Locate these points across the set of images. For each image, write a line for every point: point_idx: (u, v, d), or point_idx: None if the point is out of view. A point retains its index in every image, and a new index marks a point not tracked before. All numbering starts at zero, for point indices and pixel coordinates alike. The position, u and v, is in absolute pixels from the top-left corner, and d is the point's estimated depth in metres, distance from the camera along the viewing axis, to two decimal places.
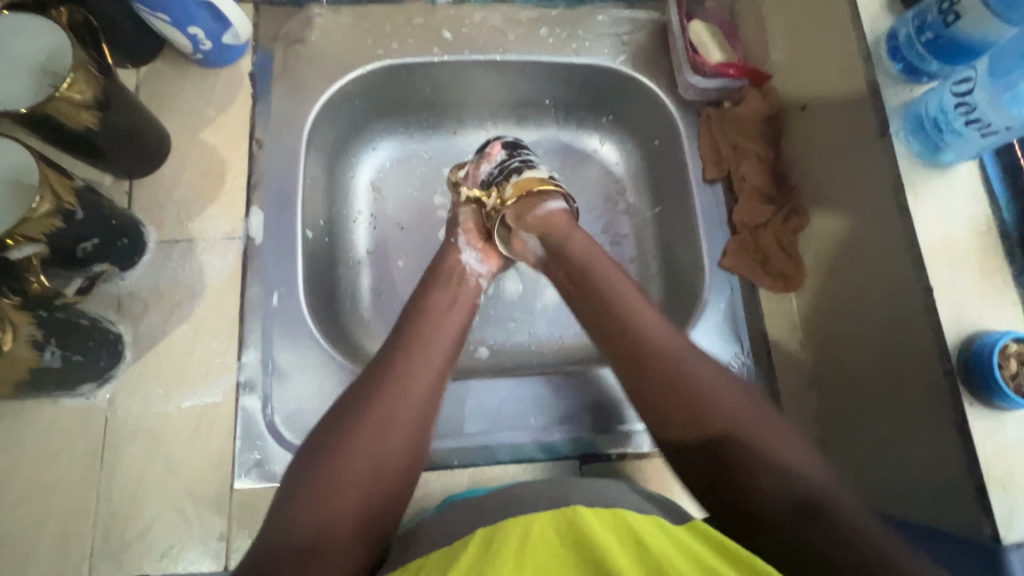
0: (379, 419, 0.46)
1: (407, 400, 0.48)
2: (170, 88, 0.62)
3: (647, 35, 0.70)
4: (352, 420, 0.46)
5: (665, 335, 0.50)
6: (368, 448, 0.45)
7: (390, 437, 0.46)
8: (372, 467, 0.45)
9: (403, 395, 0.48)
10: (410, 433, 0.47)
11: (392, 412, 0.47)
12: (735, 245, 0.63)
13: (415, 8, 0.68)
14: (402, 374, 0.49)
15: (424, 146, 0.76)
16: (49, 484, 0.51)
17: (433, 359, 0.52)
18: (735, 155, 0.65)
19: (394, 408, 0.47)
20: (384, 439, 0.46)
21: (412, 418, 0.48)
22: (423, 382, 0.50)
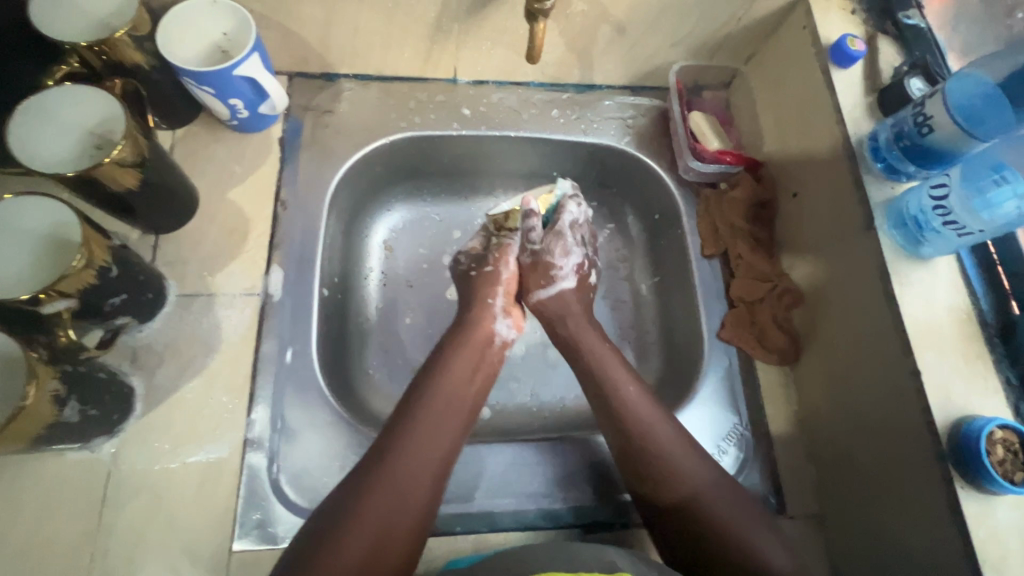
0: (399, 471, 0.49)
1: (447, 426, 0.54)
2: (203, 150, 0.65)
3: (649, 120, 0.76)
4: (376, 471, 0.49)
5: (657, 415, 0.57)
6: (390, 499, 0.48)
7: (408, 490, 0.48)
8: (389, 519, 0.47)
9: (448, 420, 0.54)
10: (427, 487, 0.50)
11: (410, 465, 0.50)
12: (732, 318, 0.66)
13: (437, 86, 0.73)
14: (423, 428, 0.52)
15: (437, 209, 0.80)
16: (43, 540, 0.50)
17: (458, 402, 0.56)
18: (731, 234, 0.69)
19: (413, 462, 0.50)
20: (402, 494, 0.48)
21: (429, 472, 0.50)
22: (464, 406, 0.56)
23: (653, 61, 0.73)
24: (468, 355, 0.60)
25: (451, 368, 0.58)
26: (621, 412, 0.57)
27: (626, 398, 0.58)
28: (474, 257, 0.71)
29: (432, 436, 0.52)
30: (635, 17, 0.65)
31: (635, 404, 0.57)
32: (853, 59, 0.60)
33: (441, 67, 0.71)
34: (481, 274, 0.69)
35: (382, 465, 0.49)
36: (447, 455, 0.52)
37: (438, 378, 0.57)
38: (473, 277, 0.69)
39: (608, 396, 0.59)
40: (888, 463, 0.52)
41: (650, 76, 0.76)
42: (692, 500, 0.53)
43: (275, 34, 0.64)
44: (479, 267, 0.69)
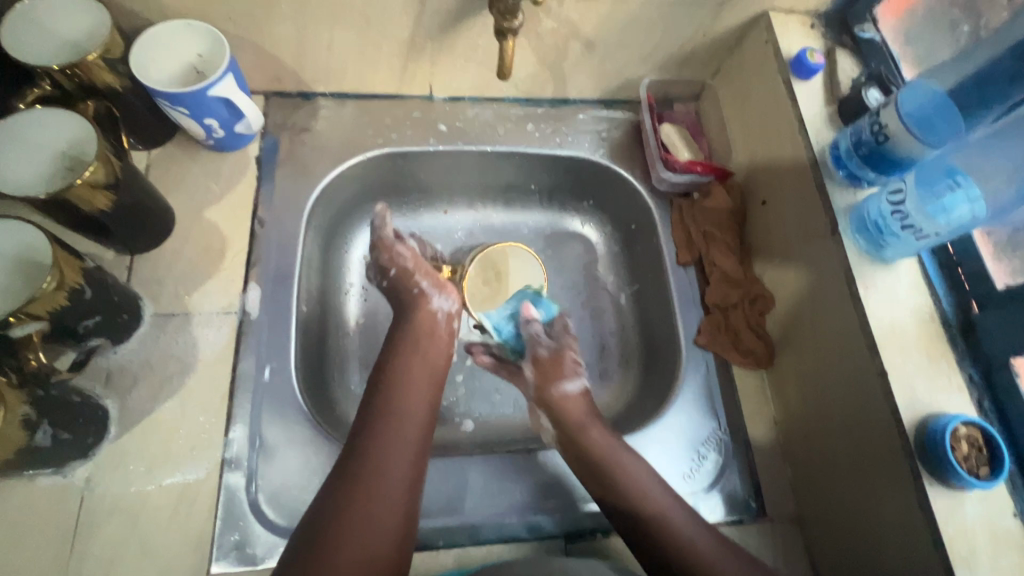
0: (376, 478, 0.50)
1: (410, 428, 0.55)
2: (179, 169, 0.66)
3: (623, 132, 0.78)
4: (352, 482, 0.49)
5: (611, 445, 0.57)
6: (361, 533, 0.47)
7: (386, 494, 0.50)
8: (364, 548, 0.46)
9: (407, 419, 0.55)
10: (403, 488, 0.51)
11: (373, 495, 0.49)
12: (708, 324, 0.67)
13: (413, 103, 0.74)
14: (387, 439, 0.53)
15: (416, 223, 0.80)
16: (13, 570, 0.48)
17: (419, 400, 0.57)
18: (705, 242, 0.71)
19: (385, 467, 0.51)
20: (380, 499, 0.49)
21: (398, 490, 0.50)
22: (422, 404, 0.57)
23: (623, 76, 0.75)
24: (418, 362, 0.60)
25: (408, 391, 0.57)
26: (597, 454, 0.57)
27: (593, 436, 0.58)
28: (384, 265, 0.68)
29: (393, 459, 0.52)
30: (604, 34, 0.67)
31: (598, 438, 0.58)
32: (812, 71, 0.62)
33: (416, 85, 0.72)
34: (391, 279, 0.67)
35: (345, 496, 0.49)
36: (411, 478, 0.52)
37: (394, 400, 0.56)
38: (387, 287, 0.68)
39: (586, 455, 0.57)
40: (860, 463, 0.53)
41: (622, 90, 0.78)
42: (655, 519, 0.52)
43: (251, 54, 0.65)
44: (395, 271, 0.67)
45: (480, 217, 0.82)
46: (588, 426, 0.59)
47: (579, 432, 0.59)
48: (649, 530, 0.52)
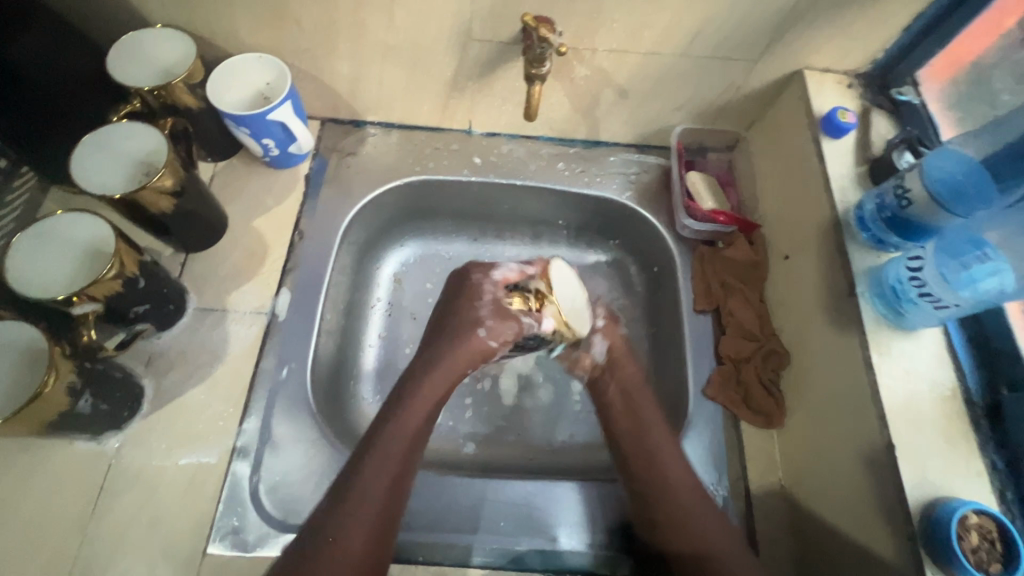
0: (360, 489, 0.52)
1: (400, 440, 0.56)
2: (238, 181, 0.73)
3: (652, 177, 0.80)
4: (339, 487, 0.52)
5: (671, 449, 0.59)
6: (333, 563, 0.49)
7: (365, 502, 0.52)
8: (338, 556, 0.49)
9: (403, 429, 0.57)
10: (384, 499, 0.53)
11: (353, 518, 0.51)
12: (718, 375, 0.66)
13: (453, 136, 0.80)
14: (375, 452, 0.54)
15: (446, 247, 0.85)
16: (44, 520, 0.54)
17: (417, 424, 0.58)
18: (724, 292, 0.70)
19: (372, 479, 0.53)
20: (360, 507, 0.52)
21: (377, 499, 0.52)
22: (420, 418, 0.58)
23: (656, 123, 0.77)
24: (429, 381, 0.60)
25: (411, 405, 0.58)
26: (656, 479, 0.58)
27: (663, 462, 0.58)
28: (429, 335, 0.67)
29: (370, 489, 0.53)
30: (637, 83, 0.70)
31: (671, 468, 0.58)
32: (844, 130, 0.62)
33: (457, 119, 0.78)
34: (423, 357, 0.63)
35: (329, 505, 0.52)
36: (386, 506, 0.53)
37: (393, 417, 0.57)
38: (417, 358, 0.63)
39: (642, 445, 0.60)
40: (863, 542, 0.50)
41: (655, 136, 0.80)
42: (681, 525, 0.55)
43: (310, 85, 0.72)
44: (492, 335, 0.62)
45: (508, 245, 0.86)
46: (651, 426, 0.61)
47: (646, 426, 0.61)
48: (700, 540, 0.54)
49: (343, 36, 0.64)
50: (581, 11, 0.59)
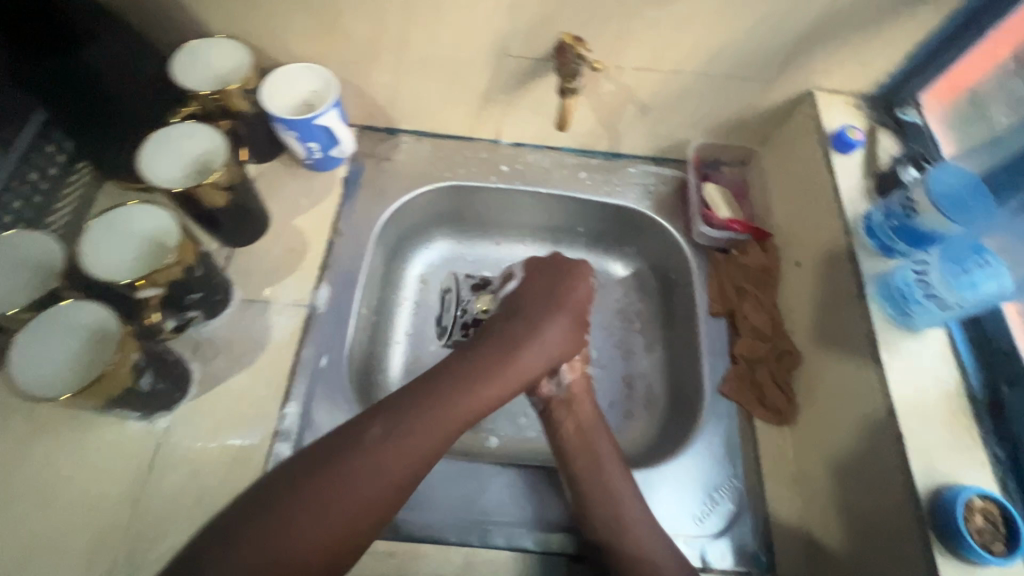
0: (365, 466, 0.50)
1: (444, 424, 0.55)
2: (280, 182, 0.78)
3: (669, 188, 0.85)
4: (350, 452, 0.51)
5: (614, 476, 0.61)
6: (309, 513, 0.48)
7: (370, 480, 0.50)
8: (315, 529, 0.47)
9: (452, 411, 0.56)
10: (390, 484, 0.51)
11: (348, 494, 0.49)
12: (733, 374, 0.70)
13: (481, 145, 0.84)
14: (409, 425, 0.53)
15: (470, 251, 0.89)
16: (97, 494, 0.58)
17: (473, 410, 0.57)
18: (738, 296, 0.74)
19: (398, 456, 0.52)
20: (357, 487, 0.50)
21: (383, 481, 0.51)
22: (473, 409, 0.57)
23: (673, 137, 0.82)
24: (491, 356, 0.61)
25: (477, 384, 0.58)
26: (598, 477, 0.61)
27: (603, 470, 0.61)
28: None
29: (376, 468, 0.51)
30: (657, 99, 0.75)
31: (622, 493, 0.59)
32: (851, 146, 0.66)
33: (486, 129, 0.82)
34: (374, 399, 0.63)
35: (324, 474, 0.49)
36: (389, 490, 0.51)
37: (452, 397, 0.56)
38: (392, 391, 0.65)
39: (587, 476, 0.61)
40: (870, 527, 0.54)
41: (672, 150, 0.85)
42: (623, 527, 0.57)
43: (351, 93, 0.77)
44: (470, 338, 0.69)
45: (524, 247, 0.91)
46: (600, 459, 0.62)
47: (592, 457, 0.62)
48: (615, 532, 0.57)
49: (387, 49, 0.69)
50: (610, 31, 0.64)
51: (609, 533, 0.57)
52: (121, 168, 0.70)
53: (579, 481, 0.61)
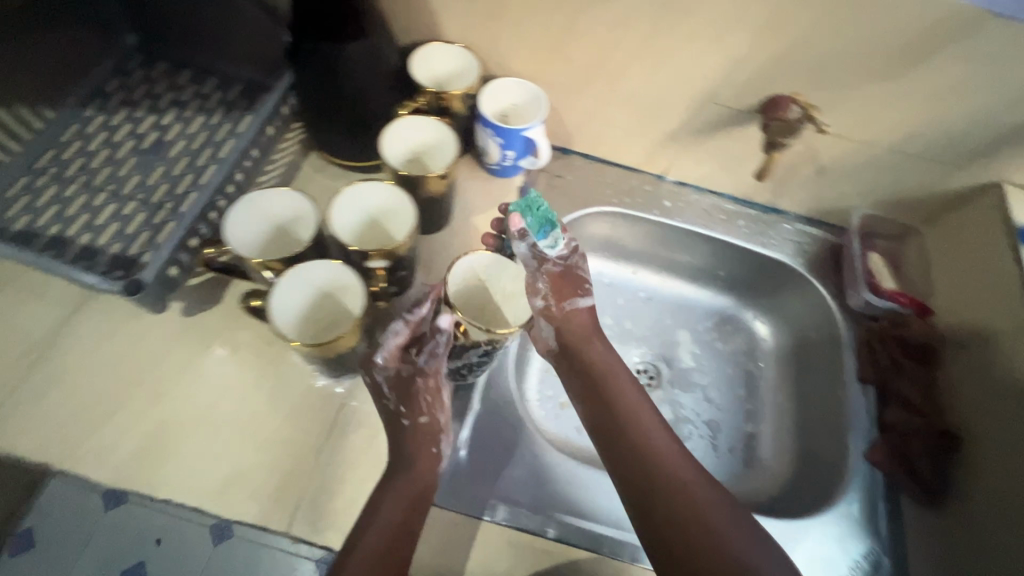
0: (384, 501, 0.55)
1: (415, 461, 0.59)
2: (462, 181, 0.83)
3: (821, 249, 0.86)
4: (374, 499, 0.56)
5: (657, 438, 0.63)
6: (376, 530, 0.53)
7: (394, 514, 0.54)
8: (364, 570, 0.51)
9: (418, 446, 0.60)
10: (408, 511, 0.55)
11: (379, 522, 0.54)
12: (884, 444, 0.70)
13: (646, 178, 0.88)
14: (402, 465, 0.58)
15: (608, 273, 0.94)
16: (286, 440, 0.61)
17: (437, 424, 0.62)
18: (893, 368, 0.75)
19: (390, 493, 0.56)
20: (389, 528, 0.54)
21: (399, 511, 0.55)
22: (433, 451, 0.61)
23: (837, 202, 0.84)
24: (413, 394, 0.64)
25: (426, 424, 0.62)
26: (632, 421, 0.64)
27: (637, 419, 0.65)
28: (402, 401, 0.62)
29: (391, 501, 0.55)
30: (839, 165, 0.77)
31: (703, 499, 0.57)
32: None
33: (657, 165, 0.86)
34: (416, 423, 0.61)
35: (365, 519, 0.54)
36: (406, 516, 0.55)
37: (406, 438, 0.60)
38: (405, 425, 0.61)
39: (626, 437, 0.63)
40: None
41: (829, 213, 0.87)
42: (676, 491, 0.58)
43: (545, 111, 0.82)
44: (414, 416, 0.61)
45: (655, 276, 0.95)
46: (639, 418, 0.65)
47: (629, 420, 0.65)
48: (659, 477, 0.59)
49: (602, 79, 0.74)
50: (825, 98, 0.68)
51: (662, 480, 0.59)
52: (330, 141, 0.76)
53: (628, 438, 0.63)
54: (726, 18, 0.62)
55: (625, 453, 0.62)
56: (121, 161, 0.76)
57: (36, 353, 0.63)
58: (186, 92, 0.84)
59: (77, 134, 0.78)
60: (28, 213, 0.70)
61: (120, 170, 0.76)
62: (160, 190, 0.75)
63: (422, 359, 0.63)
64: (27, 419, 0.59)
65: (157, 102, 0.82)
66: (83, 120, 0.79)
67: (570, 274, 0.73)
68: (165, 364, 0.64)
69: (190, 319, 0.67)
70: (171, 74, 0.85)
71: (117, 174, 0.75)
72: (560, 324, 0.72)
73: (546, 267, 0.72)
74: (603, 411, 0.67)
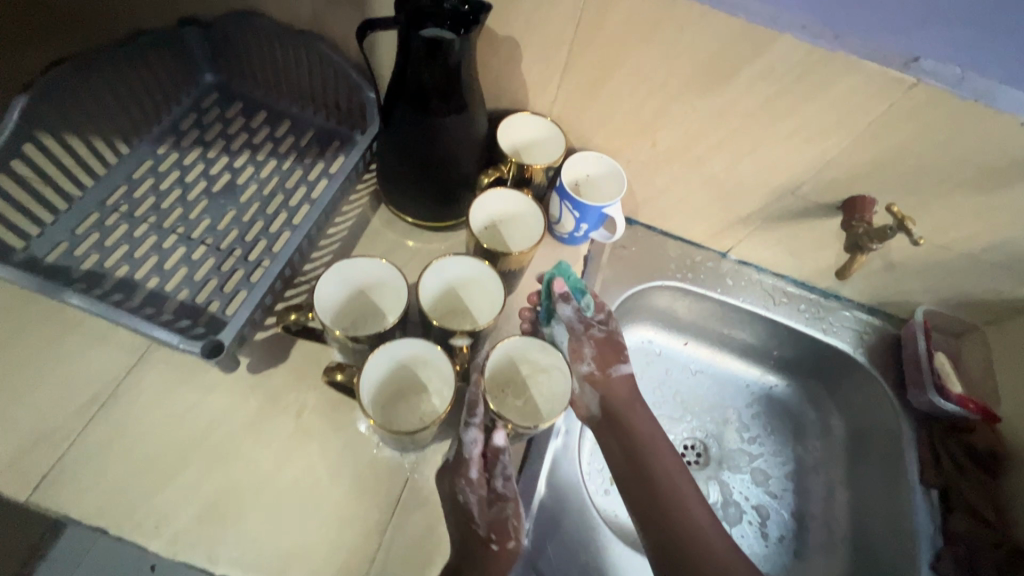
0: None
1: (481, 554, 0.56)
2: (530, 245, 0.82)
3: (880, 340, 0.86)
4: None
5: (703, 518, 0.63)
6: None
7: None
8: None
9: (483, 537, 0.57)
10: None
11: None
12: (952, 555, 0.68)
13: (709, 254, 0.88)
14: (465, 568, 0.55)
15: (659, 343, 0.93)
16: (351, 515, 0.59)
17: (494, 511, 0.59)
18: (958, 474, 0.74)
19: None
20: None
21: None
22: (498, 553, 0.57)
23: (900, 296, 0.84)
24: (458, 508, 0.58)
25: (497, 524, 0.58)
26: (668, 485, 0.65)
27: (678, 489, 0.65)
28: (489, 523, 0.58)
29: None
30: (910, 262, 0.77)
31: None
32: None
33: (722, 243, 0.86)
34: (506, 550, 0.57)
35: None
36: None
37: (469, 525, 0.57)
38: (492, 551, 0.56)
39: (672, 515, 0.63)
40: None
41: (890, 305, 0.87)
42: None
43: None
44: (502, 541, 0.57)
45: (706, 351, 0.94)
46: (683, 494, 0.65)
47: (675, 496, 0.64)
48: (700, 552, 0.60)
49: (683, 162, 0.74)
50: (910, 202, 0.68)
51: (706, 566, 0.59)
52: (404, 197, 0.74)
53: (673, 516, 0.63)
54: (825, 124, 0.63)
55: (659, 521, 0.63)
56: (192, 202, 0.75)
57: (99, 404, 0.61)
58: (259, 135, 0.83)
59: (149, 170, 0.77)
60: (98, 252, 0.69)
61: (191, 213, 0.75)
62: (230, 236, 0.73)
63: (501, 481, 0.59)
64: (85, 476, 0.57)
65: (231, 143, 0.82)
66: (156, 156, 0.79)
67: (615, 339, 0.72)
68: (231, 424, 0.62)
69: (257, 377, 0.65)
70: (244, 114, 0.85)
71: (187, 216, 0.74)
72: (605, 391, 0.71)
73: (591, 331, 0.72)
74: (641, 475, 0.66)
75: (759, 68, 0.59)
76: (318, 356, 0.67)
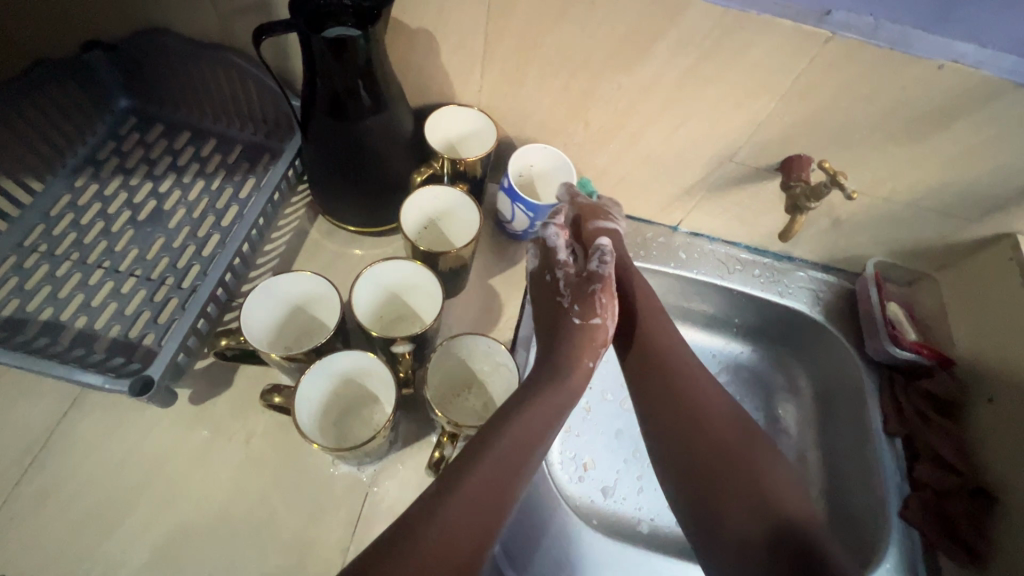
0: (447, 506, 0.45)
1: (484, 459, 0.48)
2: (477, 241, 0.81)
3: (837, 297, 0.86)
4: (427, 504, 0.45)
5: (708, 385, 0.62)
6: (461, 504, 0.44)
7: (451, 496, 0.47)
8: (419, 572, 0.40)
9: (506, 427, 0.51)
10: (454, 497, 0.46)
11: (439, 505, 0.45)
12: (918, 502, 0.69)
13: (660, 230, 0.88)
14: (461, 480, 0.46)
15: None
16: (311, 538, 0.58)
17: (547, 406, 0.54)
18: (921, 422, 0.75)
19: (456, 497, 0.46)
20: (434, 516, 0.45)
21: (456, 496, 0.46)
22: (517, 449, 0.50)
23: (852, 251, 0.84)
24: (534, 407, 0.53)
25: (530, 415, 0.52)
26: (665, 345, 0.65)
27: (683, 366, 0.64)
28: (581, 300, 0.61)
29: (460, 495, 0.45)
30: (855, 217, 0.78)
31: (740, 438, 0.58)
32: None
33: (672, 217, 0.86)
34: (587, 324, 0.60)
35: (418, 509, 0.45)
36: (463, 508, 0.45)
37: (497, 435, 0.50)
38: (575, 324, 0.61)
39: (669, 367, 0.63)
40: None
41: (844, 261, 0.87)
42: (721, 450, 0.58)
43: None
44: (587, 316, 0.61)
45: None
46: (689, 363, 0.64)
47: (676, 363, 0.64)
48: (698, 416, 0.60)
49: (618, 140, 0.73)
50: (843, 157, 0.68)
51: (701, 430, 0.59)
52: (338, 204, 0.72)
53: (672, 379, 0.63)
54: (749, 87, 0.62)
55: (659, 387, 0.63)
56: (117, 234, 0.72)
57: (33, 456, 0.58)
58: (184, 156, 0.80)
59: (68, 205, 0.74)
60: (17, 297, 0.66)
61: (117, 245, 0.71)
62: (161, 265, 0.70)
63: (596, 263, 0.63)
64: (25, 532, 0.55)
65: (155, 168, 0.78)
66: (75, 188, 0.75)
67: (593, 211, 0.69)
68: (176, 460, 0.60)
69: (200, 408, 0.63)
70: (166, 135, 0.82)
71: (113, 249, 0.71)
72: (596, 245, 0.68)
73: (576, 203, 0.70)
74: (643, 354, 0.66)
75: (675, 37, 0.58)
76: (263, 379, 0.65)
